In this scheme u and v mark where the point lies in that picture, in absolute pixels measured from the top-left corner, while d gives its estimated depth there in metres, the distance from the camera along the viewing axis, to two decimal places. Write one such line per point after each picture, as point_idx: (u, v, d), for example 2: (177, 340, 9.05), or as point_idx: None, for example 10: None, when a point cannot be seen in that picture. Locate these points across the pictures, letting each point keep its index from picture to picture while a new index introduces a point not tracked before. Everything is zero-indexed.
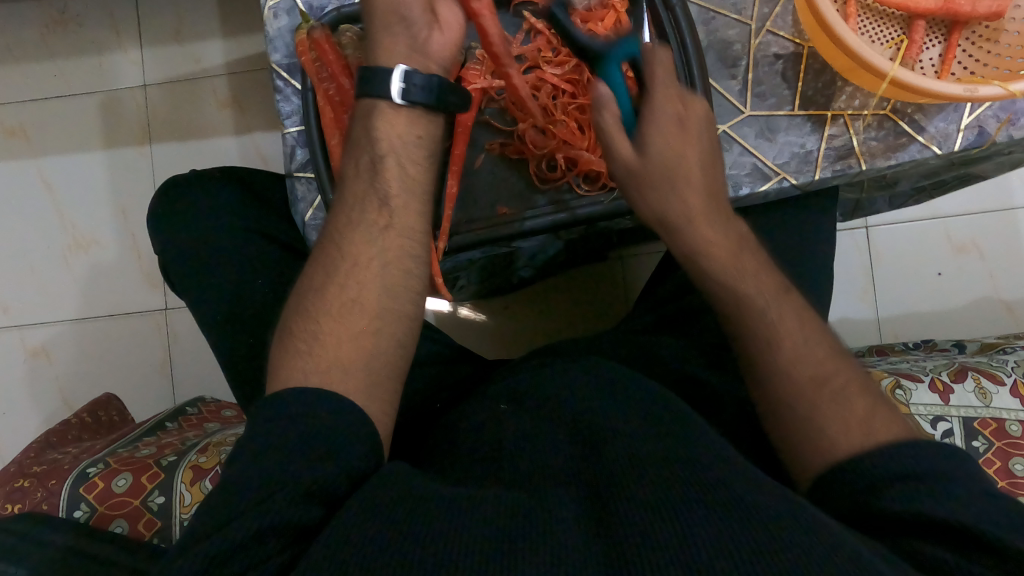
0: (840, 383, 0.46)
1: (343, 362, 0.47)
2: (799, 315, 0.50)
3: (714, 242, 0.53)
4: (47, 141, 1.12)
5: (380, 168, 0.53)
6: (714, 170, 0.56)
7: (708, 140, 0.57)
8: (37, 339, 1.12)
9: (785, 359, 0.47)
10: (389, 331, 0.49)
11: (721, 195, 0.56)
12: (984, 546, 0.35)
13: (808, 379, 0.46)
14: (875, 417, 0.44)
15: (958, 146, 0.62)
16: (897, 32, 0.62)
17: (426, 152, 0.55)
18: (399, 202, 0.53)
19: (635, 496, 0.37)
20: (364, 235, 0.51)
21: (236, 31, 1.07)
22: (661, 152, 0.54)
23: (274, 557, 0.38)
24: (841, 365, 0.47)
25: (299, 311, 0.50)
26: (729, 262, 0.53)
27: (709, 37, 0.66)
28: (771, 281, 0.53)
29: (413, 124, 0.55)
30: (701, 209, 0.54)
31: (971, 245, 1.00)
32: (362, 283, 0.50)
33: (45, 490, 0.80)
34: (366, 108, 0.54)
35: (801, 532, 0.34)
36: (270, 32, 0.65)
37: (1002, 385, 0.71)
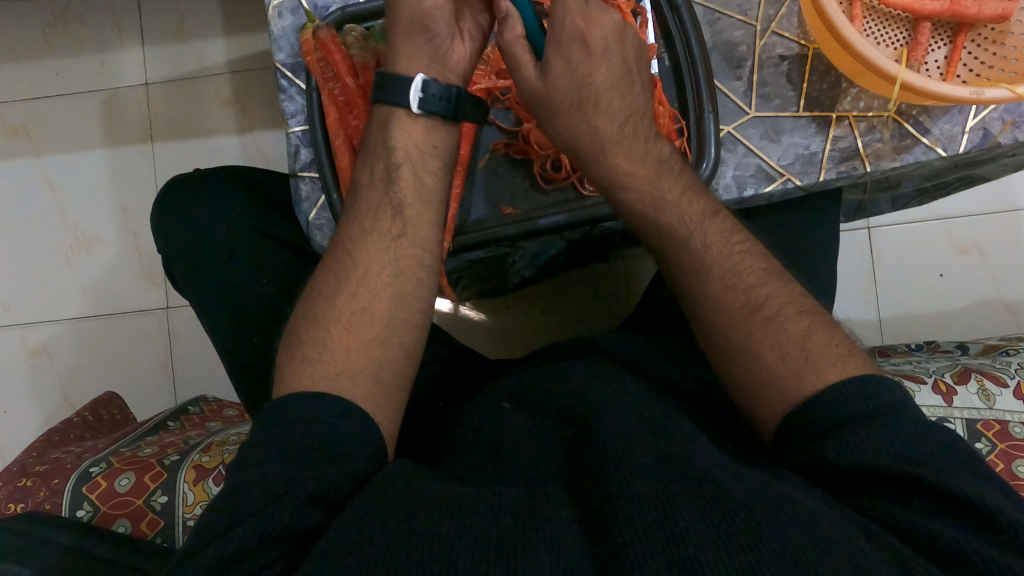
0: (773, 309, 0.46)
1: (352, 369, 0.47)
2: (726, 235, 0.50)
3: (631, 171, 0.54)
4: (49, 139, 1.11)
5: (395, 177, 0.54)
6: (628, 92, 0.56)
7: (622, 53, 0.56)
8: (38, 337, 1.12)
9: (721, 298, 0.47)
10: (398, 340, 0.50)
11: (642, 113, 0.56)
12: (937, 495, 0.37)
13: (741, 307, 0.47)
14: (812, 339, 0.45)
15: (963, 148, 0.62)
16: (902, 34, 0.62)
17: (441, 162, 0.56)
18: (412, 211, 0.54)
19: (634, 490, 0.38)
20: (377, 243, 0.52)
21: (238, 30, 1.07)
22: (565, 78, 0.55)
23: (274, 563, 0.39)
24: (775, 285, 0.48)
25: (308, 316, 0.50)
26: (647, 187, 0.53)
27: (714, 38, 0.66)
28: (701, 206, 0.52)
29: (430, 133, 0.55)
30: (614, 136, 0.55)
31: (973, 246, 1.00)
32: (374, 292, 0.50)
33: (47, 489, 0.80)
34: (383, 115, 0.55)
35: (807, 537, 0.34)
36: (274, 31, 0.65)
37: (1005, 387, 0.71)
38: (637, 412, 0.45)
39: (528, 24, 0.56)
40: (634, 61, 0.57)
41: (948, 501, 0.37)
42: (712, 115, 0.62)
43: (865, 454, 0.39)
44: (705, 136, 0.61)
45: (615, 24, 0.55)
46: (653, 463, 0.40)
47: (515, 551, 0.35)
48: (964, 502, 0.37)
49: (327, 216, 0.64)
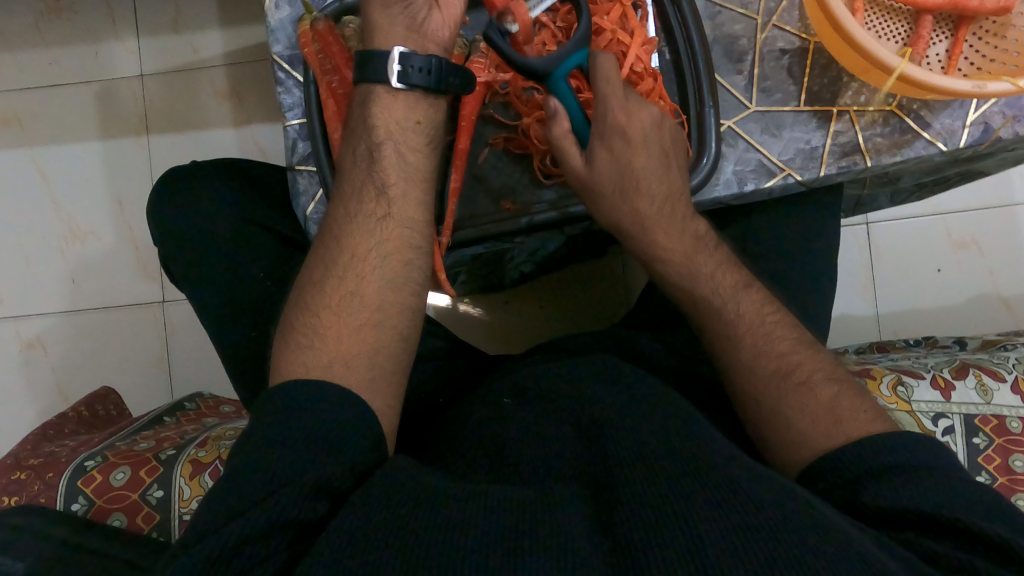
0: (802, 375, 0.49)
1: (346, 356, 0.47)
2: (759, 306, 0.53)
3: (668, 250, 0.56)
4: (42, 130, 1.10)
5: (377, 157, 0.53)
6: (670, 172, 0.56)
7: (663, 140, 0.56)
8: (32, 330, 1.11)
9: (748, 354, 0.51)
10: (391, 324, 0.50)
11: (680, 193, 0.57)
12: (978, 541, 0.38)
13: (773, 373, 0.49)
14: (838, 405, 0.47)
15: (964, 143, 0.62)
16: (904, 28, 0.62)
17: (425, 138, 0.55)
18: (397, 190, 0.53)
19: (645, 491, 0.38)
20: (363, 226, 0.51)
21: (234, 22, 1.06)
22: (610, 167, 0.55)
23: (278, 553, 0.38)
24: (803, 354, 0.51)
25: (299, 304, 0.50)
26: (685, 260, 0.56)
27: (715, 31, 0.65)
28: (733, 276, 0.56)
29: (411, 109, 0.54)
30: (655, 218, 0.56)
31: (971, 242, 1.00)
32: (362, 276, 0.50)
33: (41, 483, 0.79)
34: (363, 94, 0.54)
35: (815, 539, 0.34)
36: (271, 23, 0.64)
37: (1003, 381, 0.71)
38: (637, 408, 0.45)
39: (574, 116, 0.56)
40: (673, 142, 0.57)
41: (989, 547, 0.38)
42: (712, 109, 0.61)
43: (906, 494, 0.40)
44: (705, 131, 0.61)
45: (654, 115, 0.55)
46: (656, 460, 0.40)
47: (517, 540, 0.35)
48: (1002, 548, 0.37)
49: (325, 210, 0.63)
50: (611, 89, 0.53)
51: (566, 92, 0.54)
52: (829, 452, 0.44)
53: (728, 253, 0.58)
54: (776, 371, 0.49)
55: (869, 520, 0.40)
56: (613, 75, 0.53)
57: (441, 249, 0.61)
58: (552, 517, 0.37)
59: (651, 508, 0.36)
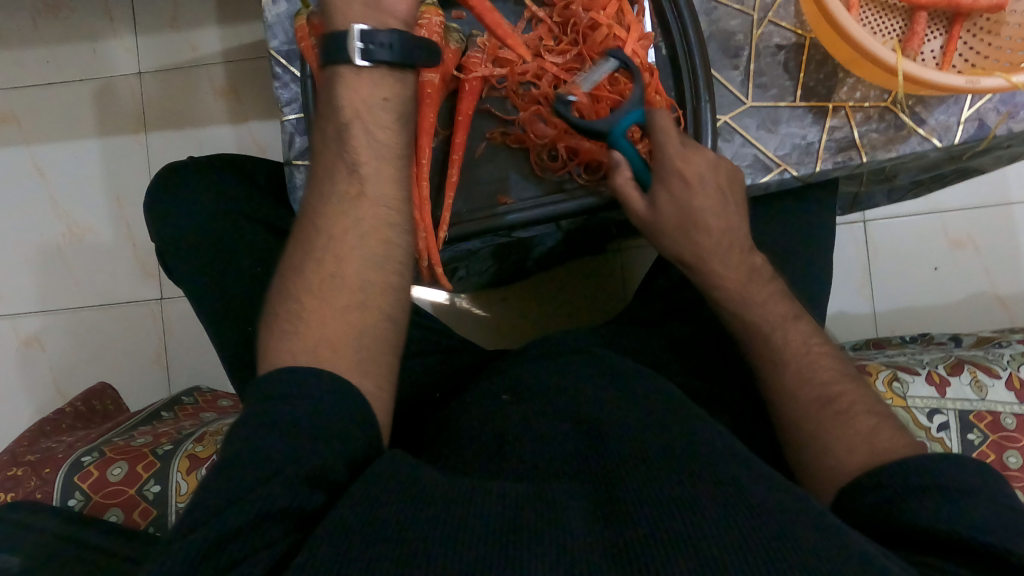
0: (843, 404, 0.48)
1: (330, 339, 0.47)
2: (805, 336, 0.53)
3: (726, 280, 0.56)
4: (41, 128, 1.10)
5: (347, 136, 0.52)
6: (727, 207, 0.57)
7: (719, 179, 0.57)
8: (30, 327, 1.11)
9: (794, 380, 0.50)
10: (375, 304, 0.49)
11: (738, 229, 0.57)
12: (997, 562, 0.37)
13: (812, 400, 0.49)
14: (878, 435, 0.45)
15: (959, 139, 0.62)
16: (899, 24, 0.62)
17: (396, 116, 0.53)
18: (369, 168, 0.52)
19: (641, 490, 0.37)
20: (337, 206, 0.51)
21: (232, 19, 1.06)
22: (671, 206, 0.56)
23: (275, 545, 0.38)
24: (849, 385, 0.49)
25: (282, 289, 0.50)
26: (738, 287, 0.56)
27: (711, 27, 0.65)
28: (783, 305, 0.55)
29: (378, 86, 0.53)
30: (716, 253, 0.56)
31: (967, 240, 1.00)
32: (340, 257, 0.49)
33: (38, 479, 0.79)
34: (329, 76, 0.53)
35: (805, 532, 0.34)
36: (268, 18, 0.64)
37: (998, 378, 0.71)
38: (631, 402, 0.45)
39: (636, 164, 0.57)
40: (728, 178, 0.58)
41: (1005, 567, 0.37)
42: (708, 104, 0.61)
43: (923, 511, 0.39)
44: (702, 124, 0.61)
45: (710, 158, 0.57)
46: (652, 454, 0.40)
47: (511, 537, 0.35)
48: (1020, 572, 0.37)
49: None
50: (668, 136, 0.55)
51: (627, 146, 0.56)
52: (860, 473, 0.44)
53: (781, 283, 0.58)
54: (819, 397, 0.49)
55: (891, 539, 0.40)
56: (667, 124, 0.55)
57: (438, 243, 0.62)
58: (549, 513, 0.37)
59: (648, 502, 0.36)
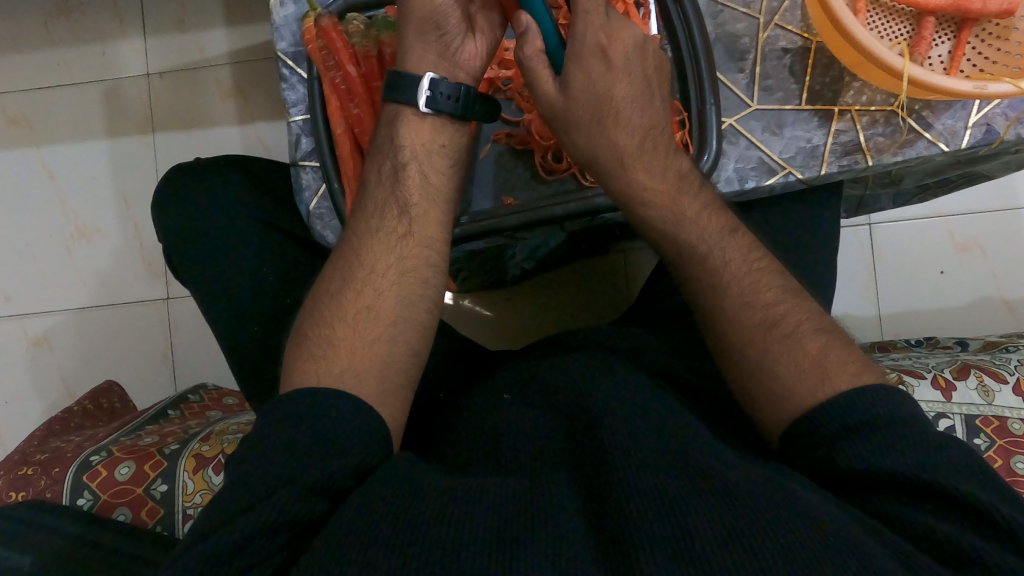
0: (790, 326, 0.47)
1: (357, 366, 0.47)
2: (746, 252, 0.51)
3: (648, 185, 0.54)
4: (50, 129, 1.11)
5: (402, 176, 0.54)
6: (649, 107, 0.56)
7: (644, 74, 0.56)
8: (39, 327, 1.12)
9: (735, 304, 0.49)
10: (403, 339, 0.50)
11: (661, 127, 0.56)
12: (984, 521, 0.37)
13: (759, 323, 0.47)
14: (827, 356, 0.45)
15: (966, 144, 0.62)
16: (906, 28, 0.62)
17: (448, 161, 0.56)
18: (418, 210, 0.54)
19: (638, 491, 0.37)
20: (383, 242, 0.52)
21: (239, 20, 1.07)
22: (585, 91, 0.55)
23: (277, 552, 0.38)
24: (791, 303, 0.48)
25: (315, 314, 0.50)
26: (668, 202, 0.53)
27: (717, 30, 0.65)
28: (720, 220, 0.53)
29: (437, 132, 0.55)
30: (633, 149, 0.54)
31: (974, 244, 1.00)
32: (379, 291, 0.50)
33: (48, 478, 0.80)
34: (391, 114, 0.55)
35: (812, 536, 0.34)
36: (276, 21, 0.65)
37: (1004, 383, 0.71)
38: (635, 404, 0.45)
39: (550, 43, 0.56)
40: (656, 76, 0.57)
41: (992, 526, 0.37)
42: (713, 107, 0.61)
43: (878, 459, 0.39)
44: (706, 128, 0.61)
45: (637, 39, 0.55)
46: (654, 457, 0.39)
47: (514, 539, 0.35)
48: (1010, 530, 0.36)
49: (328, 205, 0.64)
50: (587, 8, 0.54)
51: (540, 10, 0.54)
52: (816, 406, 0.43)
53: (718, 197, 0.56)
54: (764, 320, 0.47)
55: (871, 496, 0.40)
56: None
57: None
58: (549, 517, 0.37)
59: (647, 505, 0.36)
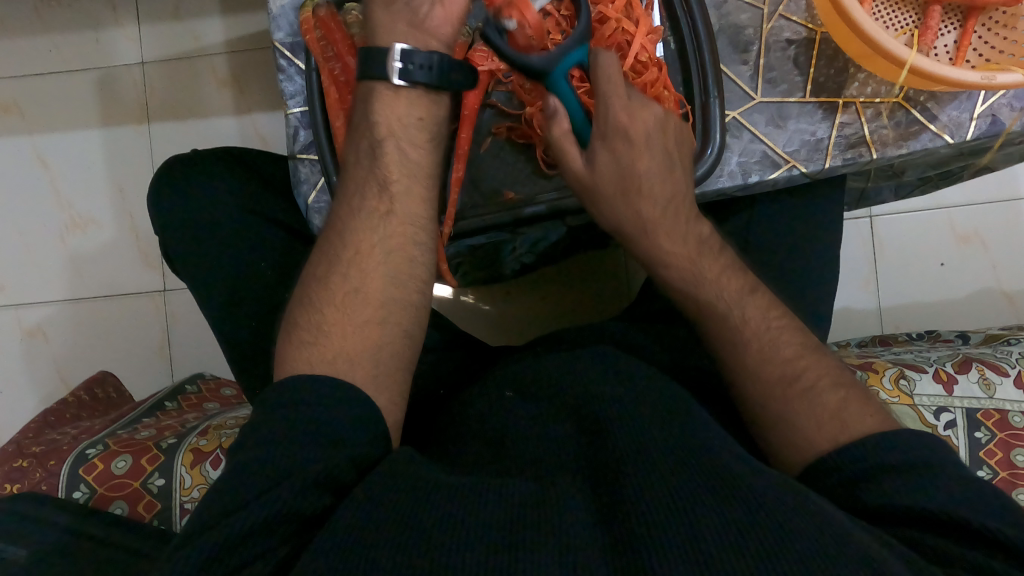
0: (809, 381, 0.47)
1: (349, 353, 0.47)
2: (764, 311, 0.52)
3: (673, 253, 0.55)
4: (43, 117, 1.10)
5: (380, 154, 0.54)
6: (673, 173, 0.56)
7: (666, 142, 0.56)
8: (34, 319, 1.11)
9: (755, 361, 0.49)
10: (394, 321, 0.50)
11: (683, 196, 0.57)
12: (987, 541, 0.37)
13: (777, 380, 0.48)
14: (847, 409, 0.45)
15: (971, 135, 0.61)
16: (912, 18, 0.62)
17: (428, 136, 0.55)
18: (399, 185, 0.53)
19: (647, 491, 0.37)
20: (365, 222, 0.52)
21: (234, 8, 1.05)
22: (611, 167, 0.56)
23: (277, 548, 0.38)
24: (812, 359, 0.49)
25: (303, 301, 0.50)
26: (690, 264, 0.55)
27: (721, 20, 0.64)
28: (742, 281, 0.54)
29: (413, 105, 0.55)
30: (657, 221, 0.56)
31: (975, 235, 1.00)
32: (366, 273, 0.50)
33: (43, 470, 0.79)
34: (365, 92, 0.55)
35: (817, 535, 0.34)
36: (273, 10, 0.64)
37: (1006, 376, 0.71)
38: (637, 401, 0.45)
39: (574, 116, 0.56)
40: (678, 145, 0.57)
41: (997, 548, 0.37)
42: (717, 100, 0.61)
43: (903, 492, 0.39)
44: (711, 121, 0.61)
45: (658, 115, 0.56)
46: (659, 454, 0.39)
47: (517, 537, 0.35)
48: (1007, 546, 0.37)
49: (327, 199, 0.63)
50: (612, 87, 0.54)
51: (566, 91, 0.54)
52: (834, 450, 0.43)
53: (734, 257, 0.57)
54: (783, 377, 0.48)
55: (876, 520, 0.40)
56: (615, 77, 0.54)
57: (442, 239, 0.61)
58: (555, 514, 0.36)
59: (657, 509, 0.36)
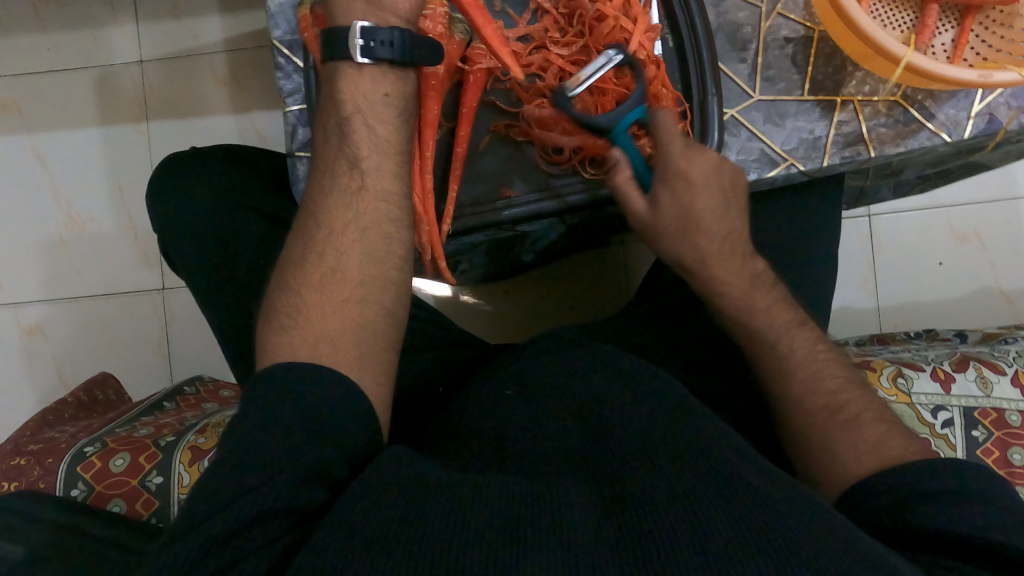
0: (851, 412, 0.47)
1: (330, 335, 0.47)
2: (812, 345, 0.52)
3: (726, 284, 0.55)
4: (42, 115, 1.10)
5: (348, 131, 0.53)
6: (728, 210, 0.56)
7: (722, 183, 0.56)
8: (33, 317, 1.11)
9: (798, 389, 0.50)
10: (373, 299, 0.49)
11: (739, 232, 0.56)
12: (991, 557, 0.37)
13: (821, 408, 0.48)
14: (887, 443, 0.45)
15: (968, 134, 0.61)
16: (910, 17, 0.62)
17: (396, 111, 0.54)
18: (369, 162, 0.53)
19: (642, 488, 0.37)
20: (338, 200, 0.51)
21: (233, 7, 1.05)
22: (672, 207, 0.55)
23: (276, 542, 0.38)
24: (854, 392, 0.49)
25: (283, 282, 0.50)
26: (741, 294, 0.55)
27: (719, 18, 0.64)
28: (787, 314, 0.54)
29: (379, 82, 0.54)
30: (712, 253, 0.55)
31: (973, 235, 1.00)
32: (341, 249, 0.50)
33: (41, 468, 0.80)
34: (330, 72, 0.54)
35: (814, 528, 0.34)
36: (271, 7, 0.63)
37: (1003, 374, 0.71)
38: (634, 397, 0.45)
39: (636, 164, 0.57)
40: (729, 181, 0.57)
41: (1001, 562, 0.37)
42: (715, 98, 0.61)
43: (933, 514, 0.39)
44: (708, 119, 0.61)
45: (713, 158, 0.55)
46: (654, 448, 0.40)
47: (513, 533, 0.35)
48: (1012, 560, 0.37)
49: None
50: (672, 138, 0.55)
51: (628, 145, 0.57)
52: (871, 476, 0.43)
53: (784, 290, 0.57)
54: (827, 406, 0.48)
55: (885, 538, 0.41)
56: (675, 133, 0.55)
57: (439, 236, 0.61)
58: (551, 509, 0.37)
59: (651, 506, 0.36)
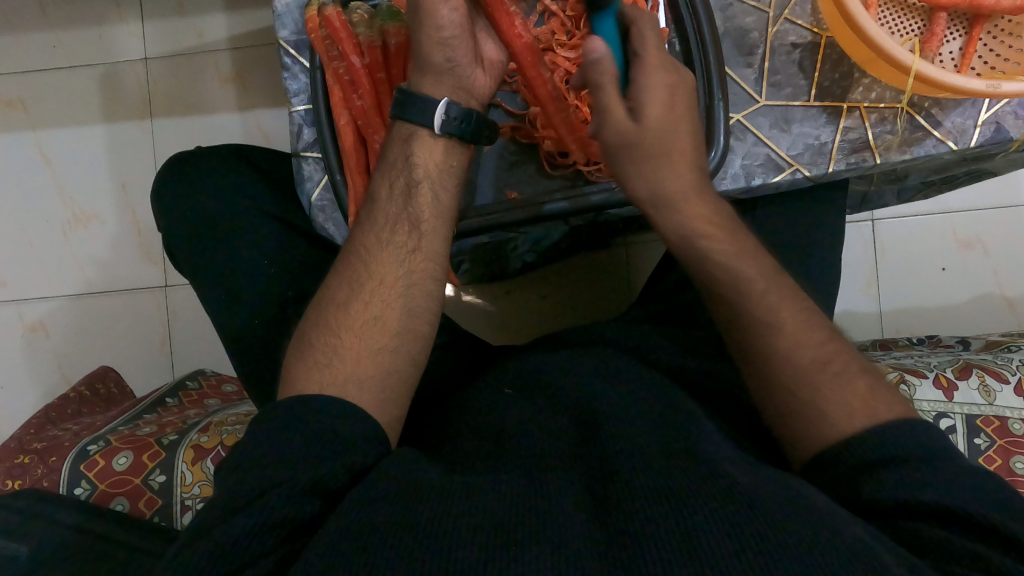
0: (839, 364, 0.46)
1: (360, 375, 0.47)
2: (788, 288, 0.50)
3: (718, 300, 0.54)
4: (47, 113, 1.10)
5: (414, 192, 0.53)
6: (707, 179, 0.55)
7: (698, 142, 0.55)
8: (36, 314, 1.11)
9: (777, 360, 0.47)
10: (407, 349, 0.49)
11: None
12: (989, 535, 0.38)
13: (808, 363, 0.46)
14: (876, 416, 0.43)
15: (975, 142, 0.61)
16: (918, 25, 0.61)
17: (455, 180, 0.55)
18: (428, 225, 0.53)
19: (639, 487, 0.37)
20: (392, 255, 0.51)
21: (238, 5, 1.05)
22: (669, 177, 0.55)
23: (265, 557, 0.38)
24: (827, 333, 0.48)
25: (320, 320, 0.50)
26: None
27: (726, 23, 0.64)
28: None
29: (448, 154, 0.55)
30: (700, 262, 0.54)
31: (976, 241, 1.00)
32: (386, 302, 0.50)
33: (45, 467, 0.80)
34: (405, 133, 0.54)
35: (824, 533, 0.34)
36: (278, 8, 0.63)
37: (1006, 383, 0.71)
38: (637, 404, 0.45)
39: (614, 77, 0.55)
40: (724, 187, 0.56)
41: (988, 535, 0.38)
42: (722, 103, 0.61)
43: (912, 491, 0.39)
44: (715, 124, 0.60)
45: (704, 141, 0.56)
46: (653, 452, 0.39)
47: (514, 534, 0.35)
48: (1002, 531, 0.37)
49: (330, 197, 0.64)
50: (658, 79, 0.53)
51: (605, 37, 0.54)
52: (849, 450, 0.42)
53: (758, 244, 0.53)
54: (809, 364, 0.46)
55: (866, 511, 0.41)
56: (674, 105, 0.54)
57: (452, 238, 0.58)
58: (546, 511, 0.36)
59: (642, 518, 0.35)
